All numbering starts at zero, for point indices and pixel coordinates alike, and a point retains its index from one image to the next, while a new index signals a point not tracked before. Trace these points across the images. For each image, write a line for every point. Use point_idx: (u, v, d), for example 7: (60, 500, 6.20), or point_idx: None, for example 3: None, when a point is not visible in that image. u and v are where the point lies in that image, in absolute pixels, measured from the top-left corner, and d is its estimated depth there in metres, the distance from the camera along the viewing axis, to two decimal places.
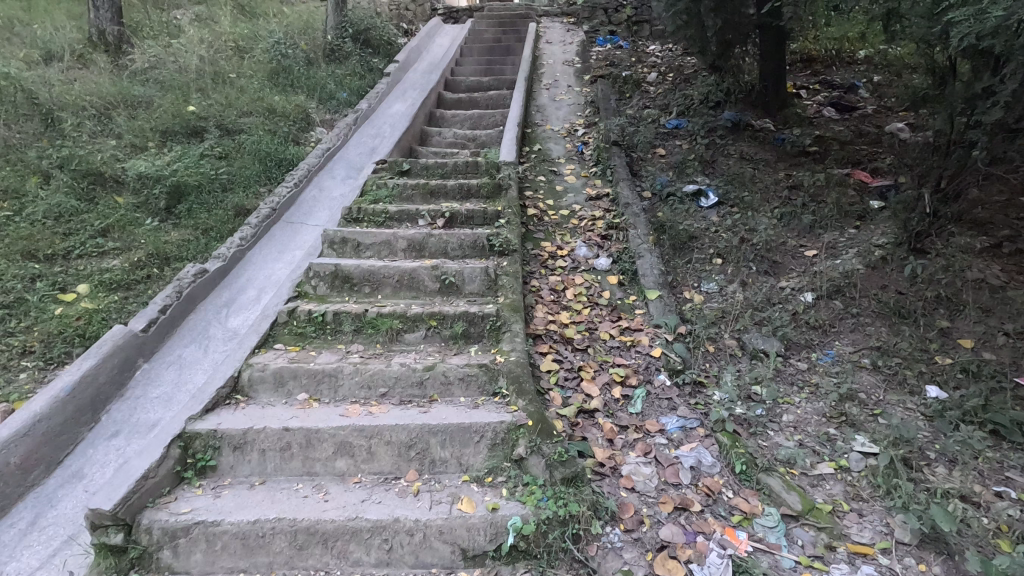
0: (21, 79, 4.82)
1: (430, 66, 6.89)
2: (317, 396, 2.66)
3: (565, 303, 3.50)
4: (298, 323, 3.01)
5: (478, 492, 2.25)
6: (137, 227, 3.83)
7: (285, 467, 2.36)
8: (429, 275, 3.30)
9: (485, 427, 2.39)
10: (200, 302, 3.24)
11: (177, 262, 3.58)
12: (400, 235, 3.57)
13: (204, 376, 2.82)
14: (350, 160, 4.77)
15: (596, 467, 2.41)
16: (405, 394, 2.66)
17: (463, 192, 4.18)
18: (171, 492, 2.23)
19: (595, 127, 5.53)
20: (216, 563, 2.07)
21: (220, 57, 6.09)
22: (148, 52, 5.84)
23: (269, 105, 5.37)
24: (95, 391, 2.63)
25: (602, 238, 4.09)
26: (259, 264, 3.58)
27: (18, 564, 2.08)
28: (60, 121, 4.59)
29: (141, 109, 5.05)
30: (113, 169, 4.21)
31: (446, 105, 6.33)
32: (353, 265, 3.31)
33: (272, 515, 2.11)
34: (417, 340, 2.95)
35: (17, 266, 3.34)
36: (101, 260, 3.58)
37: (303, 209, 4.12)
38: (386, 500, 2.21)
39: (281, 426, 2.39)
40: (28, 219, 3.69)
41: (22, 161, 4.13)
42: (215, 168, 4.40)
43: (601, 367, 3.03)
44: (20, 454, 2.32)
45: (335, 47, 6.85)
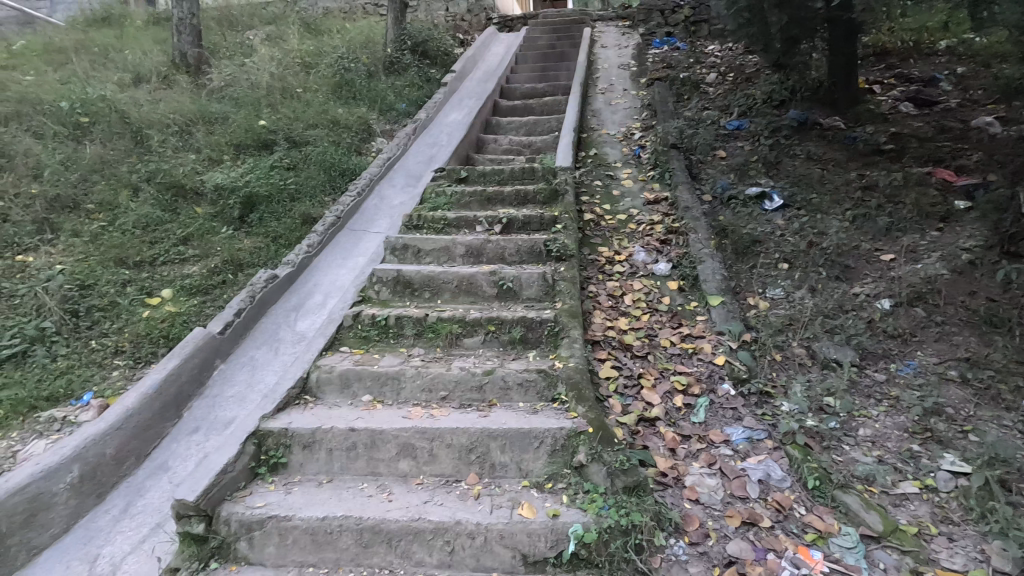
0: (115, 101, 5.25)
1: (486, 74, 6.99)
2: (381, 397, 2.74)
3: (623, 309, 3.45)
4: (361, 326, 3.12)
5: (539, 497, 2.24)
6: (214, 235, 4.07)
7: (351, 467, 2.44)
8: (487, 280, 3.32)
9: (545, 433, 2.38)
10: (270, 306, 3.41)
11: (249, 268, 3.79)
12: (458, 240, 3.62)
13: (275, 377, 2.96)
14: (409, 169, 4.91)
15: (659, 477, 2.35)
16: (465, 398, 2.69)
17: (519, 198, 4.20)
18: (247, 487, 2.35)
19: (652, 131, 5.44)
20: (287, 557, 2.15)
21: (289, 73, 6.41)
22: (224, 71, 6.23)
23: (333, 117, 5.60)
24: (179, 389, 2.81)
25: (660, 243, 4.03)
26: (324, 270, 3.74)
27: (113, 548, 2.25)
28: (148, 138, 4.97)
29: (218, 124, 5.38)
30: (193, 182, 4.50)
31: (501, 113, 6.40)
32: (414, 271, 3.38)
33: (339, 513, 2.17)
34: (475, 345, 2.98)
35: (110, 271, 3.62)
36: (182, 266, 3.82)
37: (364, 216, 4.27)
38: (448, 502, 2.23)
39: (347, 426, 2.47)
40: (120, 229, 4.00)
41: (115, 175, 4.49)
42: (284, 179, 4.63)
43: (662, 374, 2.97)
44: (114, 445, 2.50)
45: (394, 59, 7.06)
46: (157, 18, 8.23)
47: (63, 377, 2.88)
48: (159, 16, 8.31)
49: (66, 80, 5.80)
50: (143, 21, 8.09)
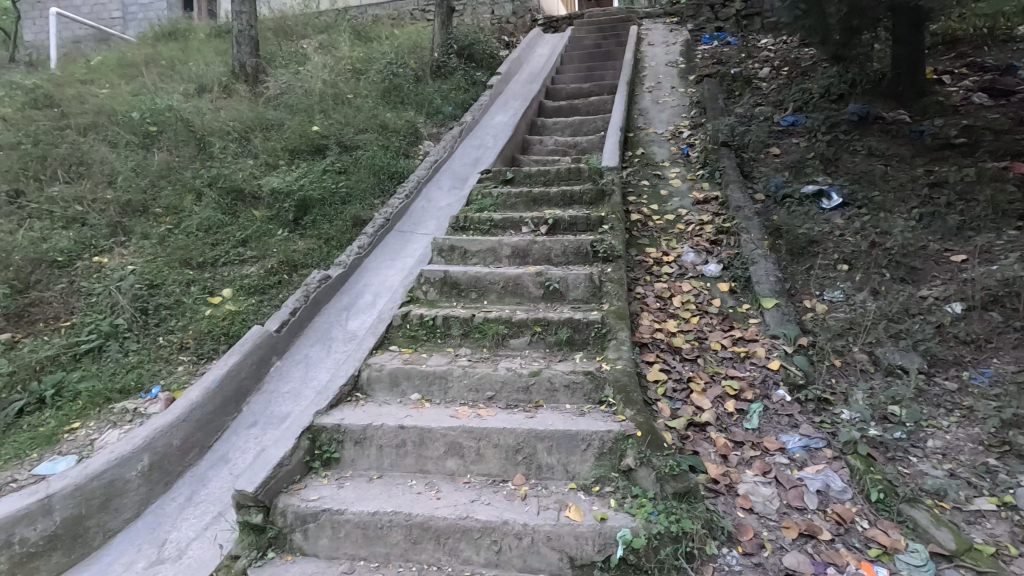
0: (181, 110, 5.54)
1: (531, 76, 6.99)
2: (429, 396, 2.78)
3: (671, 311, 3.38)
4: (410, 326, 3.18)
5: (586, 500, 2.22)
6: (271, 237, 4.24)
7: (400, 464, 2.48)
8: (534, 281, 3.32)
9: (593, 435, 2.35)
10: (323, 305, 3.53)
11: (303, 269, 3.93)
12: (504, 241, 3.64)
13: (328, 374, 3.06)
14: (455, 171, 4.97)
15: (710, 483, 2.29)
16: (511, 398, 2.70)
17: (565, 199, 4.19)
18: (302, 480, 2.43)
19: (701, 130, 5.31)
20: (339, 549, 2.20)
21: (340, 79, 6.61)
22: (280, 80, 6.49)
23: (382, 122, 5.74)
24: (239, 384, 2.94)
25: (710, 243, 3.93)
26: (374, 270, 3.84)
27: (179, 533, 2.37)
28: (210, 145, 5.23)
29: (274, 130, 5.61)
30: (251, 186, 4.70)
31: (546, 114, 6.39)
32: (461, 272, 3.42)
33: (390, 509, 2.21)
34: (521, 346, 2.99)
35: (176, 271, 3.82)
36: (241, 266, 3.99)
37: (412, 218, 4.36)
38: (495, 501, 2.24)
39: (397, 423, 2.52)
40: (185, 231, 4.22)
41: (180, 181, 4.74)
42: (336, 182, 4.78)
43: (713, 379, 2.89)
44: (180, 436, 2.64)
45: (441, 63, 7.17)
46: (218, 31, 8.65)
47: (134, 371, 3.06)
48: (220, 28, 8.73)
49: (137, 92, 6.17)
50: (206, 34, 8.52)
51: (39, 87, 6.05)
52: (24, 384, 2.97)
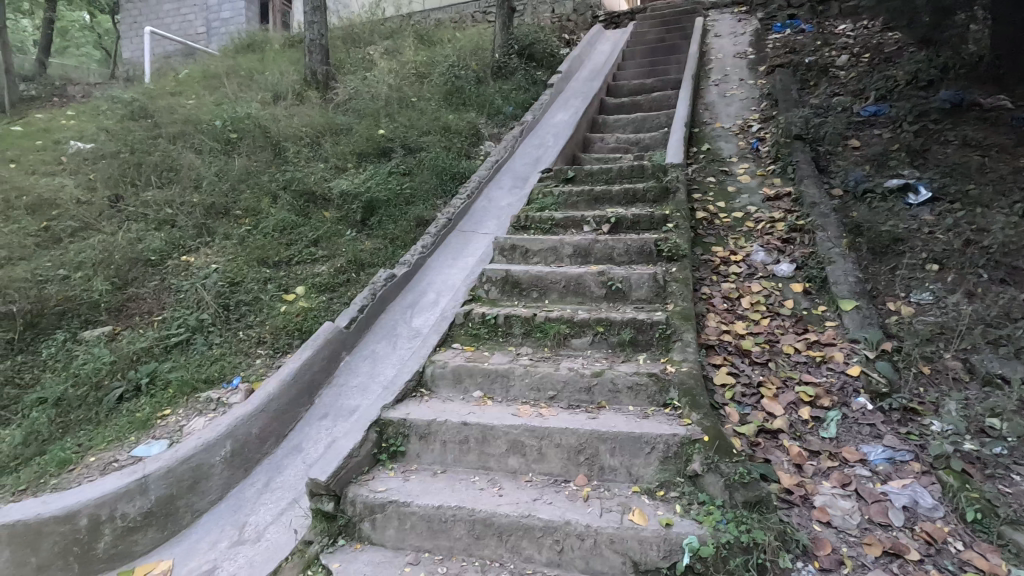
0: (258, 117, 5.87)
1: (592, 73, 6.92)
2: (491, 394, 2.81)
3: (740, 312, 3.25)
4: (472, 325, 3.23)
5: (650, 505, 2.16)
6: (340, 237, 4.42)
7: (463, 460, 2.52)
8: (596, 281, 3.28)
9: (657, 438, 2.30)
10: (389, 304, 3.64)
11: (370, 268, 4.08)
12: (566, 240, 3.62)
13: (394, 370, 3.16)
14: (516, 171, 4.99)
15: (783, 494, 2.18)
16: (573, 399, 2.68)
17: (627, 197, 4.12)
18: (370, 472, 2.51)
19: (772, 123, 5.07)
20: (406, 540, 2.26)
21: (404, 83, 6.80)
22: (349, 86, 6.74)
23: (444, 124, 5.85)
24: (311, 377, 3.08)
25: (782, 242, 3.75)
26: (436, 270, 3.93)
27: (258, 516, 2.52)
28: (285, 150, 5.51)
29: (343, 135, 5.83)
30: (322, 189, 4.91)
31: (608, 111, 6.31)
32: (523, 271, 3.43)
33: (453, 504, 2.24)
34: (583, 346, 2.96)
35: (254, 269, 4.06)
36: (312, 265, 4.19)
37: (474, 218, 4.42)
38: (557, 501, 2.22)
39: (460, 420, 2.56)
40: (262, 232, 4.47)
41: (258, 184, 5.03)
42: (400, 184, 4.92)
43: (786, 384, 2.76)
44: (259, 425, 2.79)
45: (502, 64, 7.21)
46: (292, 41, 9.10)
47: (217, 363, 3.27)
48: (293, 38, 9.18)
49: (220, 102, 6.60)
50: (281, 45, 8.99)
51: (136, 100, 6.59)
52: (123, 372, 3.25)
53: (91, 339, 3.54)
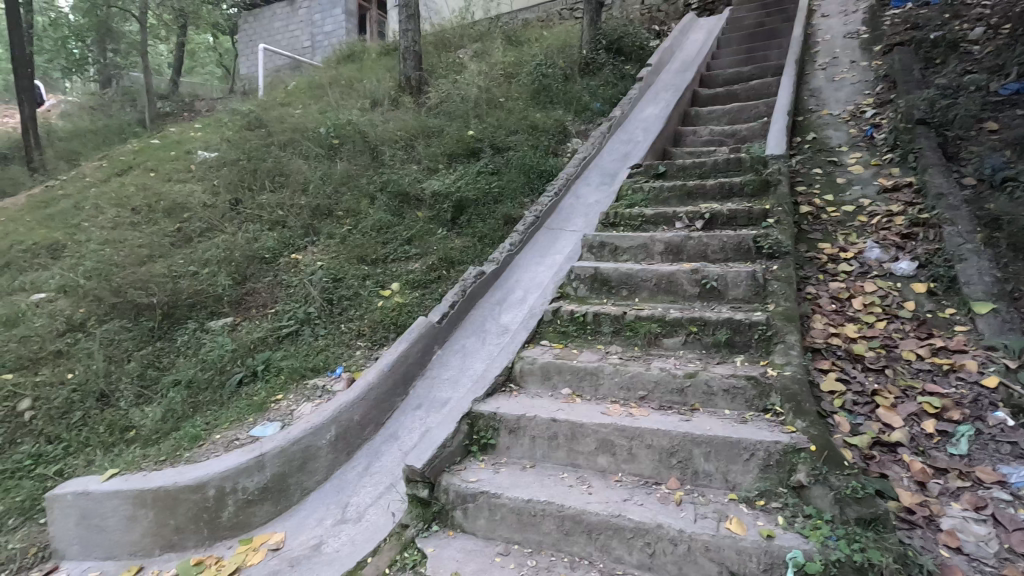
0: (358, 123, 6.23)
1: (684, 63, 6.66)
2: (579, 392, 2.80)
3: (851, 314, 3.00)
4: (561, 322, 3.24)
5: (750, 514, 2.05)
6: (431, 236, 4.59)
7: (551, 456, 2.54)
8: (689, 279, 3.16)
9: (757, 445, 2.18)
10: (478, 300, 3.75)
11: (460, 265, 4.20)
12: (657, 237, 3.52)
13: (483, 365, 3.26)
14: (604, 167, 4.92)
15: (904, 513, 1.99)
16: (665, 399, 2.61)
17: (723, 191, 3.93)
18: (462, 463, 2.59)
19: (890, 108, 4.63)
20: (496, 531, 2.30)
21: (493, 85, 6.93)
22: (440, 90, 6.98)
23: (532, 123, 5.90)
24: (406, 369, 3.24)
25: (901, 238, 3.42)
26: (524, 267, 3.97)
27: (359, 498, 2.69)
28: (382, 154, 5.81)
29: (434, 136, 6.04)
30: (415, 189, 5.12)
31: (701, 103, 6.06)
32: (612, 268, 3.38)
33: (543, 498, 2.26)
34: (675, 346, 2.87)
35: (354, 267, 4.32)
36: (407, 262, 4.38)
37: (561, 216, 4.43)
38: (648, 503, 2.17)
39: (549, 416, 2.57)
40: (361, 231, 4.75)
41: (357, 186, 5.34)
42: (489, 183, 5.03)
43: (905, 393, 2.51)
44: (360, 412, 2.97)
45: (589, 60, 7.13)
46: (387, 49, 9.55)
47: (322, 353, 3.51)
48: (389, 46, 9.64)
49: (324, 110, 7.08)
50: (378, 53, 9.47)
51: (252, 111, 7.23)
52: (243, 359, 3.58)
53: (216, 329, 3.94)
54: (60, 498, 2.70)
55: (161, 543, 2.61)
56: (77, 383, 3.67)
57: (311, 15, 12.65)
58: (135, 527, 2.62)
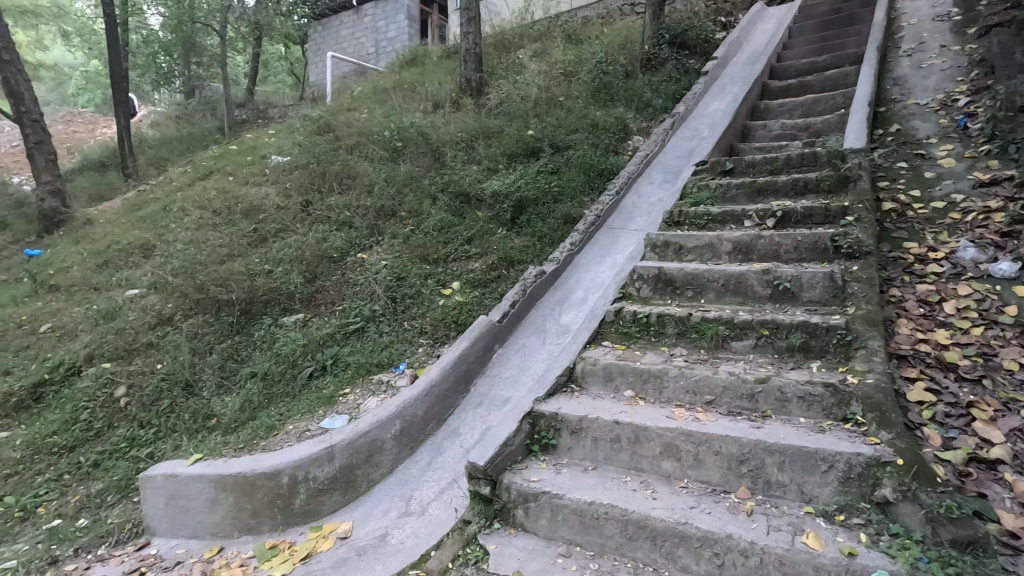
0: (420, 126, 6.37)
1: (753, 55, 6.39)
2: (643, 394, 2.74)
3: (942, 319, 2.78)
4: (623, 323, 3.18)
5: (828, 529, 1.94)
6: (492, 235, 4.63)
7: (614, 458, 2.50)
8: (760, 280, 3.03)
9: (837, 456, 2.05)
10: (538, 300, 3.74)
11: (519, 265, 4.22)
12: (724, 236, 3.39)
13: (544, 365, 3.25)
14: (667, 165, 4.80)
15: (1007, 537, 1.81)
16: (734, 405, 2.51)
17: (796, 187, 3.74)
18: (523, 462, 2.60)
19: (987, 95, 4.26)
20: (557, 532, 2.29)
21: (553, 84, 6.91)
22: (500, 90, 7.02)
23: (592, 121, 5.83)
24: (468, 367, 3.28)
25: (1001, 236, 3.13)
26: (584, 267, 3.94)
27: (422, 492, 2.75)
28: (443, 155, 5.91)
29: (494, 137, 6.09)
30: (476, 189, 5.17)
31: (771, 96, 5.80)
32: (677, 268, 3.29)
33: (606, 501, 2.22)
34: (745, 349, 2.76)
35: (416, 266, 4.41)
36: (467, 262, 4.44)
37: (622, 215, 4.35)
38: (717, 511, 2.09)
39: (612, 418, 2.53)
40: (424, 231, 4.85)
41: (419, 188, 5.46)
42: (549, 182, 5.01)
43: (1007, 406, 2.30)
44: (423, 408, 3.03)
45: (652, 55, 6.96)
46: (448, 52, 9.72)
47: (387, 350, 3.62)
48: (450, 49, 9.80)
49: (388, 114, 7.29)
50: (439, 57, 9.65)
51: (321, 117, 7.55)
52: (313, 354, 3.74)
53: (288, 325, 4.13)
54: (152, 479, 2.92)
55: (239, 525, 2.77)
56: (165, 373, 3.95)
57: (375, 22, 13.07)
58: (217, 509, 2.79)
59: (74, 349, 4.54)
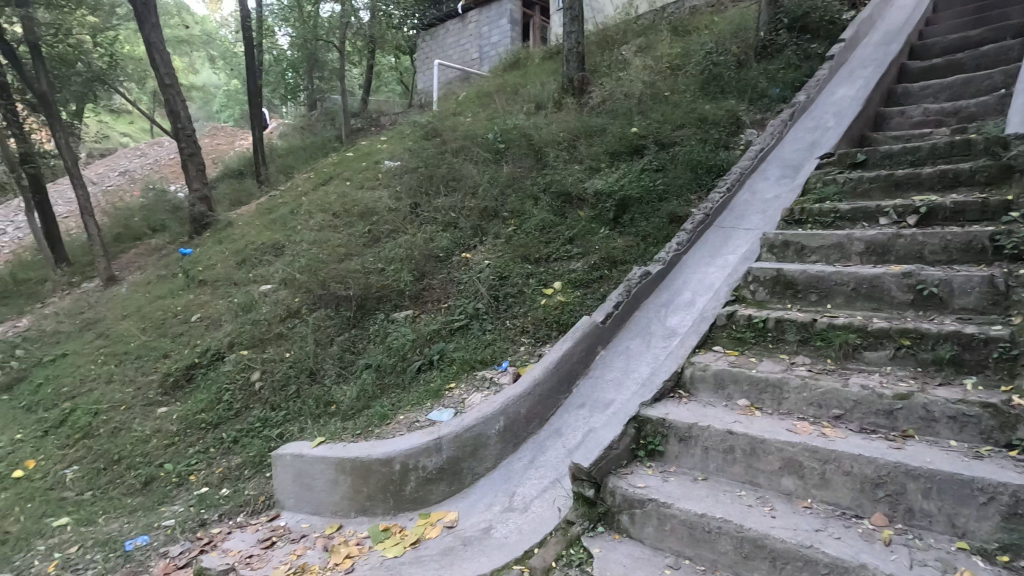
0: (523, 128, 6.46)
1: (888, 34, 5.76)
2: (759, 404, 2.57)
3: None
4: (736, 327, 3.01)
5: (988, 571, 1.69)
6: (594, 235, 4.57)
7: (727, 470, 2.37)
8: (899, 283, 2.72)
9: (1000, 488, 1.79)
10: (642, 301, 3.65)
11: (623, 265, 4.13)
12: (855, 236, 3.09)
13: (649, 369, 3.16)
14: (785, 159, 4.46)
15: None
16: (867, 422, 2.28)
17: (944, 180, 3.32)
18: (628, 466, 2.54)
19: None
20: (665, 541, 2.21)
21: (658, 79, 6.69)
22: (603, 88, 6.93)
23: (701, 115, 5.56)
24: (570, 367, 3.27)
25: None
26: (693, 268, 3.77)
27: (525, 489, 2.78)
28: (545, 155, 5.95)
29: (597, 135, 6.02)
30: (578, 189, 5.15)
31: (910, 78, 5.19)
32: (798, 270, 3.05)
33: (719, 515, 2.11)
34: (880, 360, 2.50)
35: (519, 265, 4.47)
36: (569, 261, 4.42)
37: (734, 213, 4.12)
38: (847, 537, 1.91)
39: (725, 427, 2.40)
40: (526, 231, 4.91)
41: (522, 188, 5.53)
42: (654, 180, 4.87)
43: None
44: (526, 407, 3.06)
45: (768, 42, 6.50)
46: (550, 52, 9.75)
47: (490, 347, 3.70)
48: (552, 49, 9.83)
49: (492, 117, 7.47)
50: (541, 58, 9.71)
51: (429, 122, 7.89)
52: (421, 348, 3.92)
53: (399, 320, 4.37)
54: (283, 457, 3.22)
55: (356, 506, 2.97)
56: (293, 361, 4.34)
57: (479, 28, 13.46)
58: (337, 489, 3.02)
59: (218, 337, 5.12)
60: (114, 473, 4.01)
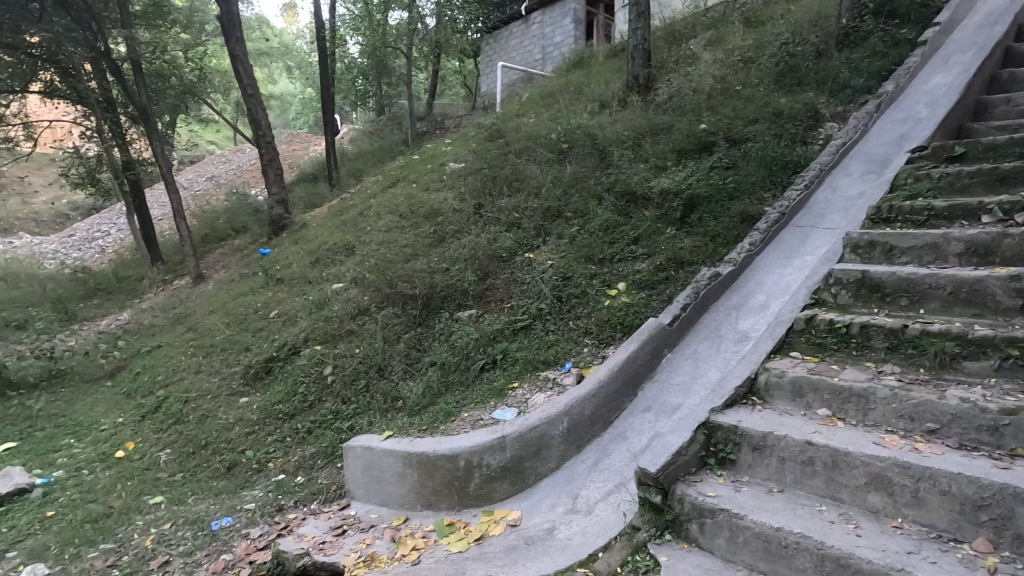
0: (587, 127, 6.41)
1: (991, 14, 5.27)
2: (842, 415, 2.42)
3: None
4: (816, 332, 2.84)
5: None
6: (660, 235, 4.45)
7: (806, 483, 2.24)
8: (1005, 288, 2.48)
9: None
10: (712, 304, 3.53)
11: (690, 266, 4.01)
12: (953, 236, 2.84)
13: (718, 374, 3.05)
14: (870, 154, 4.18)
15: None
16: (967, 438, 2.09)
17: None
18: (698, 474, 2.46)
19: None
20: (738, 554, 2.13)
21: (729, 73, 6.44)
22: (670, 85, 6.76)
23: (776, 109, 5.31)
24: (636, 370, 3.20)
25: None
26: (766, 269, 3.61)
27: (588, 491, 2.75)
28: (609, 154, 5.86)
29: (663, 133, 5.87)
30: (643, 188, 5.04)
31: (1017, 62, 4.73)
32: (887, 273, 2.85)
33: (797, 529, 2.00)
34: (982, 371, 2.29)
35: (582, 266, 4.43)
36: (633, 262, 4.33)
37: (812, 212, 3.90)
38: (945, 562, 1.75)
39: (804, 438, 2.28)
40: (589, 231, 4.86)
41: (585, 188, 5.48)
42: (724, 178, 4.69)
43: None
44: (591, 408, 3.03)
45: (851, 30, 6.11)
46: (614, 50, 9.61)
47: (553, 348, 3.69)
48: (616, 47, 9.68)
49: (555, 117, 7.45)
50: (605, 56, 9.59)
51: (493, 125, 7.98)
52: (485, 347, 3.97)
53: (463, 319, 4.44)
54: (353, 449, 3.35)
55: (422, 500, 3.05)
56: (362, 357, 4.51)
57: (542, 28, 13.47)
58: (404, 483, 3.11)
59: (294, 333, 5.40)
60: (203, 457, 4.32)
